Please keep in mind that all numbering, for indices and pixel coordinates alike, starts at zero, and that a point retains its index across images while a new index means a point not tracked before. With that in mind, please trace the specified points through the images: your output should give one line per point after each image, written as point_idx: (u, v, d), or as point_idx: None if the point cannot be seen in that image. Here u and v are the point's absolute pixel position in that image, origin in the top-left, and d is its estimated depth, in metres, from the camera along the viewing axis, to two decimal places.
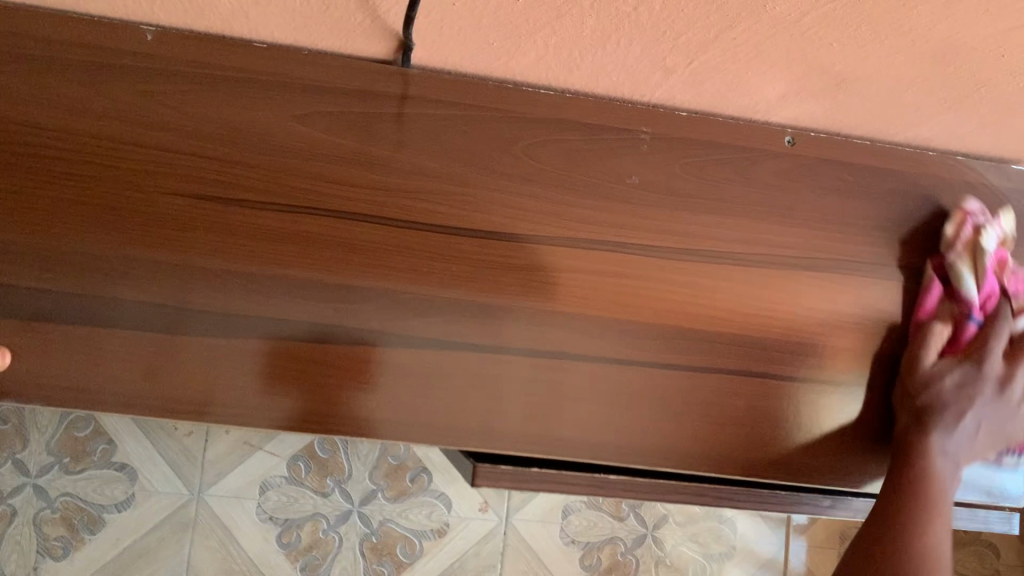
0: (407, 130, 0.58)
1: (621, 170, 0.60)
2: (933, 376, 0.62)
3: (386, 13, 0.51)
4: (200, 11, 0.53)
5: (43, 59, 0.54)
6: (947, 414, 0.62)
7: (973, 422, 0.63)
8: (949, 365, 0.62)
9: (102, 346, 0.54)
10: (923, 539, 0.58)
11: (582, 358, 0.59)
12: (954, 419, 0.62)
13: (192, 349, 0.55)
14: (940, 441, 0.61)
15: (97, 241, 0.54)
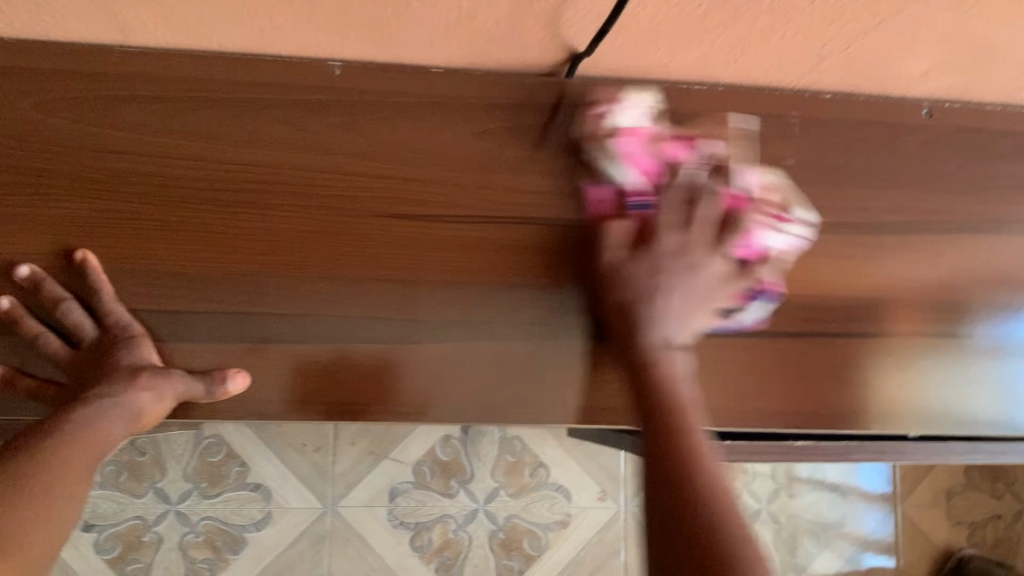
0: (575, 134, 0.61)
1: (777, 153, 0.63)
2: (618, 267, 0.57)
3: (566, 29, 0.55)
4: (388, 43, 0.57)
5: (245, 100, 0.58)
6: (674, 289, 0.56)
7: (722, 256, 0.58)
8: (662, 248, 0.57)
9: (321, 357, 0.57)
10: (731, 527, 0.45)
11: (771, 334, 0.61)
12: (700, 257, 0.57)
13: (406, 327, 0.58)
14: (663, 331, 0.56)
15: (299, 265, 0.57)
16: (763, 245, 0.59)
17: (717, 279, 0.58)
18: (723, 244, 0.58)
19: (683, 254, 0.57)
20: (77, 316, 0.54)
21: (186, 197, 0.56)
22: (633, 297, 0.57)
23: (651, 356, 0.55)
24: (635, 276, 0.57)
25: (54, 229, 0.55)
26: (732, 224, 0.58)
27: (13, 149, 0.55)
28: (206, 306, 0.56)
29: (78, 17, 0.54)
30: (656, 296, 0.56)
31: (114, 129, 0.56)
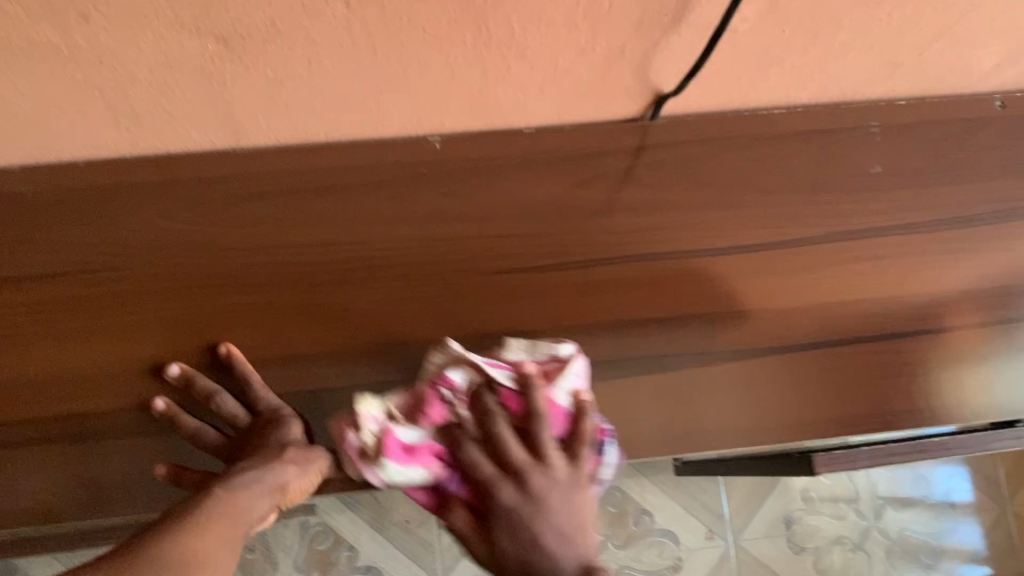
0: (664, 173, 0.64)
1: (860, 163, 0.65)
2: (522, 469, 0.53)
3: (653, 77, 0.58)
4: (484, 111, 0.60)
5: (356, 184, 0.61)
6: (542, 515, 0.52)
7: (555, 449, 0.54)
8: (521, 469, 0.53)
9: None
10: None
11: (865, 336, 0.64)
12: (547, 491, 0.53)
13: (466, 504, 0.56)
14: (554, 511, 0.52)
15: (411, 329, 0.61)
16: (566, 401, 0.56)
17: (570, 485, 0.54)
18: (574, 461, 0.54)
19: (541, 496, 0.52)
20: (230, 406, 0.57)
21: (316, 282, 0.60)
22: (518, 554, 0.52)
23: (566, 572, 0.50)
24: (518, 537, 0.52)
25: (194, 329, 0.58)
26: (579, 433, 0.55)
27: (150, 259, 0.59)
28: (338, 380, 0.61)
29: (197, 131, 0.57)
30: (552, 509, 0.52)
31: (238, 228, 0.60)
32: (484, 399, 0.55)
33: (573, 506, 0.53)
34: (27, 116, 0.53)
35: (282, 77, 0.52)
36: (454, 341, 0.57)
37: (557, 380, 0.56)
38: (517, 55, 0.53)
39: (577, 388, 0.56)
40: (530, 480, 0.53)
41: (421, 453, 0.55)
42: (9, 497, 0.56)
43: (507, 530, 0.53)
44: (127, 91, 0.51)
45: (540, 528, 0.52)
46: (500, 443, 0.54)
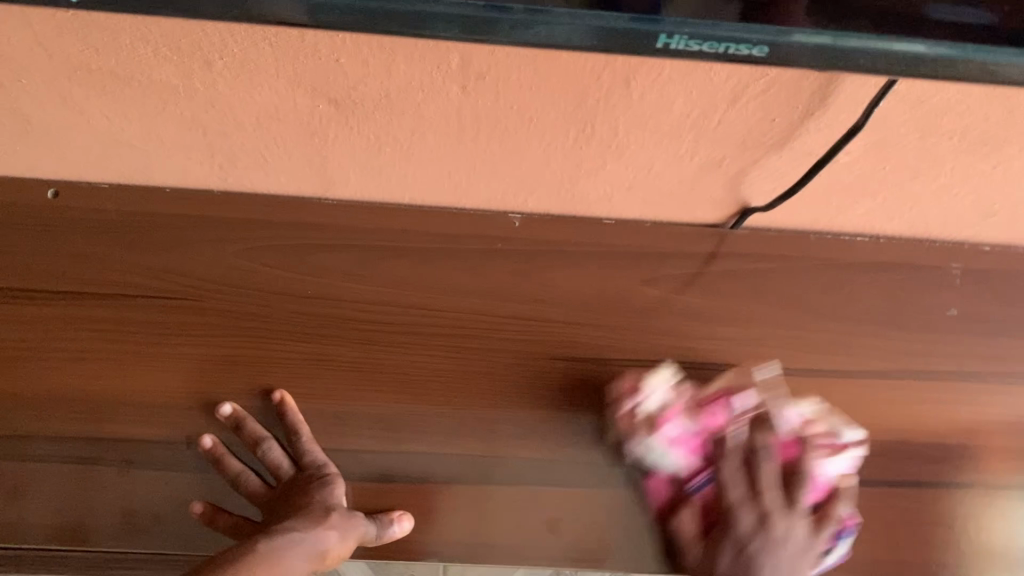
0: (737, 283, 0.63)
1: (937, 303, 0.64)
2: (736, 507, 0.56)
3: (744, 191, 0.58)
4: (570, 199, 0.60)
5: (431, 249, 0.61)
6: (726, 558, 0.56)
7: (777, 493, 0.56)
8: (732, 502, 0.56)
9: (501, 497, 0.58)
10: None
11: (936, 480, 0.61)
12: (769, 540, 0.55)
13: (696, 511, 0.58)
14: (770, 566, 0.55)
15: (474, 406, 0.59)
16: (833, 477, 0.59)
17: (803, 548, 0.56)
18: (819, 526, 0.57)
19: (774, 542, 0.55)
20: (275, 455, 0.56)
21: (377, 340, 0.60)
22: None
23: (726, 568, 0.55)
24: (720, 560, 0.56)
25: (253, 370, 0.58)
26: (830, 512, 0.57)
27: (221, 295, 0.59)
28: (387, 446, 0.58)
29: (288, 178, 0.58)
30: (770, 559, 0.55)
31: (310, 276, 0.60)
32: (755, 437, 0.57)
33: (797, 561, 0.56)
34: (130, 143, 0.54)
35: (383, 141, 0.52)
36: (672, 372, 0.60)
37: (828, 459, 0.58)
38: (616, 154, 0.53)
39: (844, 472, 0.59)
40: (715, 533, 0.57)
41: (686, 444, 0.58)
42: (41, 517, 0.55)
43: (730, 551, 0.56)
44: (231, 133, 0.52)
45: (727, 565, 0.56)
46: (725, 462, 0.57)
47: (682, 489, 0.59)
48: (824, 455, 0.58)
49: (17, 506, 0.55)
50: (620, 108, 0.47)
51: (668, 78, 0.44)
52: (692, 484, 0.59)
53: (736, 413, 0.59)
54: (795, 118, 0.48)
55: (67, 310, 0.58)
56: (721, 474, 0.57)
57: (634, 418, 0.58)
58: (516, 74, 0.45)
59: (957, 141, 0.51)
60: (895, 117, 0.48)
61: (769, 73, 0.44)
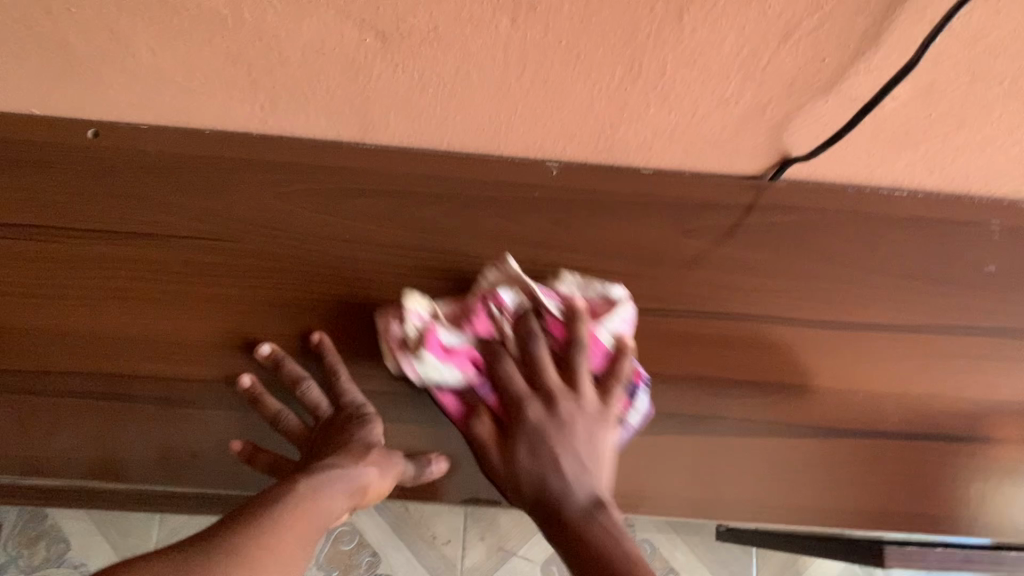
0: (774, 235, 0.63)
1: (975, 259, 0.64)
2: (554, 394, 0.52)
3: (786, 139, 0.57)
4: (609, 146, 0.59)
5: (470, 196, 0.61)
6: (542, 468, 0.50)
7: (586, 373, 0.53)
8: (546, 390, 0.52)
9: None
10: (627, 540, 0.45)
11: (975, 437, 0.61)
12: (558, 410, 0.51)
13: (491, 415, 0.54)
14: (582, 488, 0.49)
15: None
16: (609, 341, 0.55)
17: (597, 417, 0.52)
18: (607, 396, 0.53)
19: (563, 419, 0.51)
20: (314, 395, 0.56)
21: (413, 286, 0.60)
22: (517, 477, 0.50)
23: (569, 507, 0.47)
24: (533, 457, 0.50)
25: (290, 313, 0.58)
26: (616, 371, 0.54)
27: (259, 238, 0.59)
28: (424, 390, 0.58)
29: (328, 121, 0.58)
30: (563, 444, 0.50)
31: (347, 221, 0.60)
32: (529, 321, 0.55)
33: (594, 436, 0.51)
34: (172, 80, 0.54)
35: (426, 80, 0.52)
36: (569, 279, 0.59)
37: (608, 316, 0.56)
38: (660, 96, 0.53)
39: (619, 331, 0.56)
40: (513, 407, 0.53)
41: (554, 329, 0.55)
42: (84, 456, 0.55)
43: (526, 446, 0.51)
44: (275, 71, 0.52)
45: (549, 445, 0.50)
46: (578, 345, 0.53)
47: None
48: (603, 326, 0.55)
49: (59, 444, 0.55)
50: (668, 45, 0.47)
51: (720, 13, 0.44)
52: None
53: (547, 310, 0.55)
54: (845, 59, 0.48)
55: (106, 250, 0.58)
56: (529, 347, 0.54)
57: (490, 342, 0.55)
58: (568, 7, 0.44)
59: (1006, 87, 0.50)
60: (946, 59, 0.48)
61: (824, 7, 0.44)
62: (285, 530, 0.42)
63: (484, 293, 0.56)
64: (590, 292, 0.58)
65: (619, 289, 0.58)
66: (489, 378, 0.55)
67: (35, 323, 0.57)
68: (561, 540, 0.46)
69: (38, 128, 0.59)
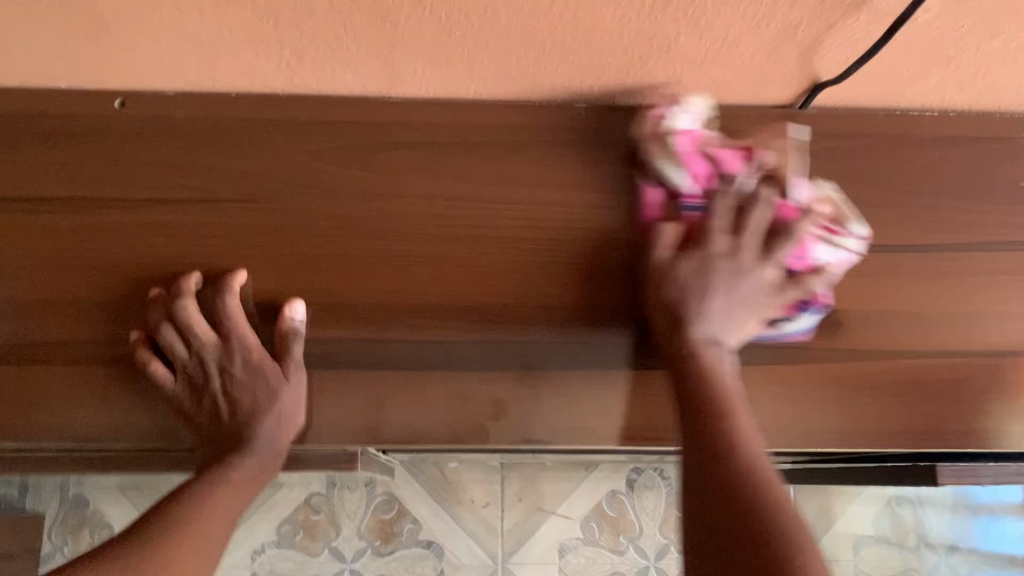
0: (808, 162, 0.63)
1: (1013, 175, 0.63)
2: (688, 282, 0.55)
3: (817, 62, 0.57)
4: (638, 82, 0.59)
5: (502, 141, 0.61)
6: (689, 298, 0.55)
7: (756, 237, 0.56)
8: (710, 249, 0.56)
9: (584, 382, 0.58)
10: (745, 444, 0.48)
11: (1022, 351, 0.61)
12: (716, 261, 0.56)
13: (684, 226, 0.57)
14: (707, 330, 0.55)
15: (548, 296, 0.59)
16: (821, 257, 0.58)
17: (758, 285, 0.56)
18: (772, 257, 0.56)
19: (738, 267, 0.55)
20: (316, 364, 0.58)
21: (449, 236, 0.59)
22: (671, 301, 0.55)
23: (688, 344, 0.54)
24: (673, 288, 0.55)
25: (328, 270, 0.58)
26: (806, 285, 0.58)
27: (293, 196, 0.59)
28: (468, 337, 0.58)
29: (355, 74, 0.58)
30: (698, 288, 0.55)
31: (379, 175, 0.60)
32: (765, 189, 0.56)
33: (750, 298, 0.56)
34: (199, 40, 0.53)
35: (454, 22, 0.52)
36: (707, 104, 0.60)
37: (829, 241, 0.58)
38: (689, 23, 0.52)
39: (835, 260, 0.59)
40: (689, 246, 0.56)
41: (698, 173, 0.57)
42: (134, 424, 0.56)
43: (671, 284, 0.55)
44: (302, 22, 0.52)
45: (688, 282, 0.55)
46: (789, 234, 0.56)
47: (676, 203, 0.58)
48: (817, 239, 0.58)
49: (111, 410, 0.56)
50: None
51: None
52: (687, 204, 0.58)
53: (755, 164, 0.58)
54: None
55: (137, 218, 0.58)
56: (726, 198, 0.56)
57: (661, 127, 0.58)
58: None
59: None
60: None
61: None
62: (178, 526, 0.52)
63: (661, 114, 0.58)
64: (832, 207, 0.59)
65: (828, 183, 0.62)
66: (689, 198, 0.58)
67: (74, 294, 0.57)
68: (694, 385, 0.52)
69: (63, 101, 0.59)
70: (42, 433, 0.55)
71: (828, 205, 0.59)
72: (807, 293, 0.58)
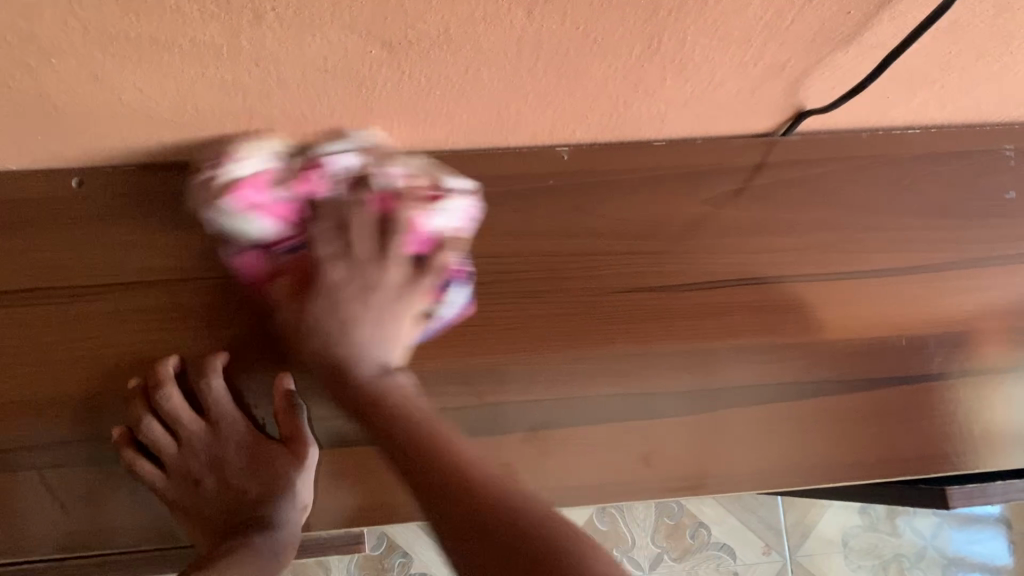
0: (792, 190, 0.63)
1: (993, 188, 0.64)
2: (323, 262, 0.54)
3: (802, 94, 0.56)
4: (622, 124, 0.57)
5: (484, 193, 0.59)
6: (319, 336, 0.54)
7: (362, 239, 0.54)
8: (327, 279, 0.54)
9: (590, 434, 0.57)
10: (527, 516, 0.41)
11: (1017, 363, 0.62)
12: (365, 270, 0.54)
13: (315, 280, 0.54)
14: (370, 361, 0.53)
15: (545, 350, 0.58)
16: (439, 228, 0.55)
17: (389, 290, 0.54)
18: (415, 277, 0.55)
19: (358, 277, 0.54)
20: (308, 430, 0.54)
21: (442, 294, 0.57)
22: (324, 345, 0.54)
23: (364, 380, 0.52)
24: (324, 312, 0.54)
25: None
26: (432, 262, 0.55)
27: None
28: (467, 401, 0.57)
29: None
30: (346, 300, 0.54)
31: None
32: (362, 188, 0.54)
33: (386, 309, 0.54)
34: (162, 118, 0.50)
35: (434, 83, 0.49)
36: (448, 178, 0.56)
37: (430, 209, 0.54)
38: (677, 69, 0.51)
39: (456, 224, 0.56)
40: (303, 290, 0.54)
41: (277, 212, 0.52)
42: (128, 524, 0.53)
43: (324, 303, 0.54)
44: (273, 95, 0.49)
45: (343, 301, 0.54)
46: (354, 226, 0.54)
47: (273, 254, 0.55)
48: (419, 211, 0.54)
49: (101, 513, 0.53)
50: (691, 17, 0.45)
51: None
52: (279, 249, 0.54)
53: (385, 177, 0.54)
54: (870, 9, 0.46)
55: (109, 305, 0.54)
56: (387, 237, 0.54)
57: (336, 182, 0.53)
58: None
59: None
60: None
61: None
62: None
63: (309, 154, 0.53)
64: (438, 181, 0.55)
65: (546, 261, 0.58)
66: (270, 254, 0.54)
67: (47, 393, 0.53)
68: (381, 433, 0.50)
69: (11, 185, 0.54)
70: (29, 547, 0.52)
71: (433, 180, 0.55)
72: (440, 272, 0.56)
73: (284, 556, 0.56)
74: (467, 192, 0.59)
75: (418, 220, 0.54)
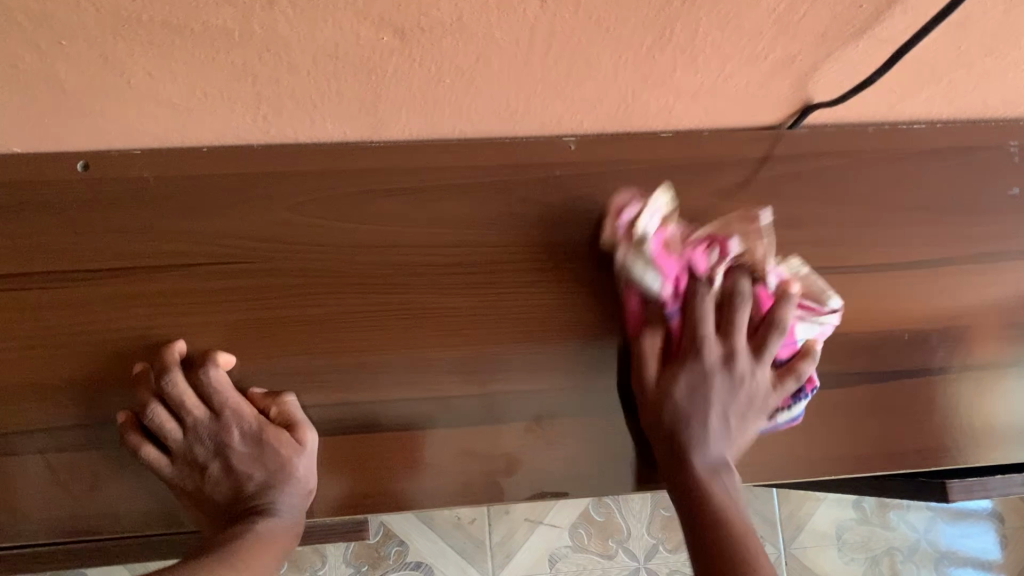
0: (798, 183, 0.63)
1: (996, 184, 0.65)
2: (711, 372, 0.56)
3: (810, 88, 0.56)
4: (630, 114, 0.57)
5: (490, 182, 0.59)
6: (693, 425, 0.55)
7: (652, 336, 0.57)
8: (702, 367, 0.56)
9: (592, 424, 0.58)
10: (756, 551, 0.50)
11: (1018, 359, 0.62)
12: (705, 370, 0.56)
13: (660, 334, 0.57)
14: (708, 458, 0.55)
15: (549, 340, 0.58)
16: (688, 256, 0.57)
17: (758, 395, 0.56)
18: (761, 352, 0.56)
19: (664, 385, 0.56)
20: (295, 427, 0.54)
21: (447, 284, 0.58)
22: (686, 416, 0.55)
23: (722, 483, 0.54)
24: (692, 403, 0.55)
25: (321, 330, 0.56)
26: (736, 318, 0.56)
27: (278, 254, 0.56)
28: (471, 390, 0.57)
29: (337, 124, 0.55)
30: (682, 420, 0.55)
31: (369, 225, 0.57)
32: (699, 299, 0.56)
33: (749, 412, 0.56)
34: (170, 103, 0.50)
35: (445, 72, 0.49)
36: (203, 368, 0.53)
37: (707, 256, 0.57)
38: (688, 61, 0.51)
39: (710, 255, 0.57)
40: (681, 361, 0.56)
41: (139, 430, 0.53)
42: (131, 509, 0.53)
43: (687, 381, 0.56)
44: (283, 80, 0.49)
45: (705, 410, 0.56)
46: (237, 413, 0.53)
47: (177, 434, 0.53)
48: (696, 258, 0.57)
49: (105, 498, 0.53)
50: (704, 7, 0.45)
51: None
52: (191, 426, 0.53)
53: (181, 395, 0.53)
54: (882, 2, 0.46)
55: (113, 290, 0.54)
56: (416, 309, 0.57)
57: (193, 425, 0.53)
58: None
59: None
60: None
61: None
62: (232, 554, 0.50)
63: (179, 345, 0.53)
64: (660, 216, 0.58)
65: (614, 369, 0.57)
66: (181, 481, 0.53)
67: (50, 377, 0.53)
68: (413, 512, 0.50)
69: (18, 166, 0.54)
70: (36, 530, 0.52)
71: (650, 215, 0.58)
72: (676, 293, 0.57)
73: (290, 545, 0.53)
74: (474, 182, 0.59)
75: (689, 261, 0.57)
